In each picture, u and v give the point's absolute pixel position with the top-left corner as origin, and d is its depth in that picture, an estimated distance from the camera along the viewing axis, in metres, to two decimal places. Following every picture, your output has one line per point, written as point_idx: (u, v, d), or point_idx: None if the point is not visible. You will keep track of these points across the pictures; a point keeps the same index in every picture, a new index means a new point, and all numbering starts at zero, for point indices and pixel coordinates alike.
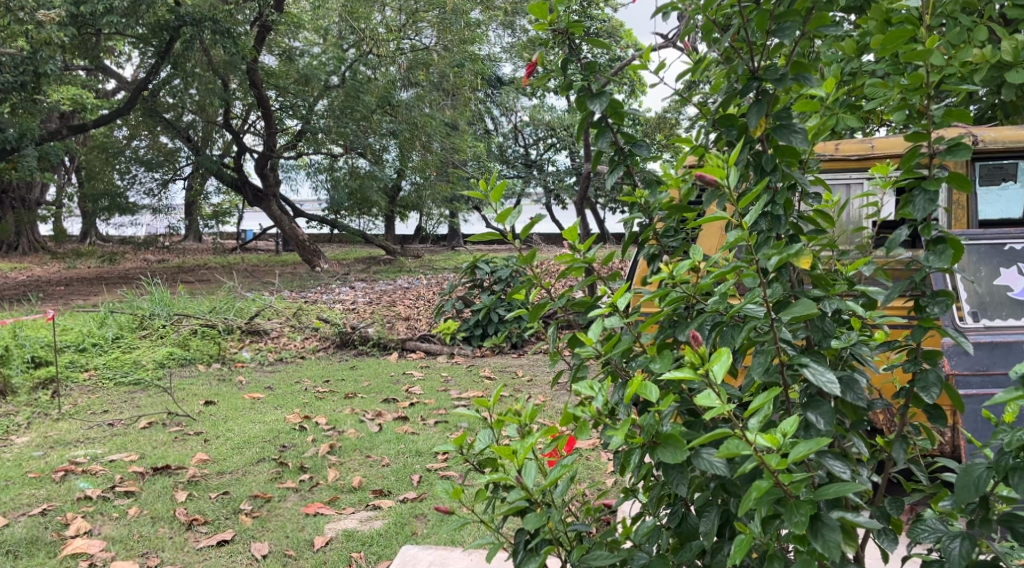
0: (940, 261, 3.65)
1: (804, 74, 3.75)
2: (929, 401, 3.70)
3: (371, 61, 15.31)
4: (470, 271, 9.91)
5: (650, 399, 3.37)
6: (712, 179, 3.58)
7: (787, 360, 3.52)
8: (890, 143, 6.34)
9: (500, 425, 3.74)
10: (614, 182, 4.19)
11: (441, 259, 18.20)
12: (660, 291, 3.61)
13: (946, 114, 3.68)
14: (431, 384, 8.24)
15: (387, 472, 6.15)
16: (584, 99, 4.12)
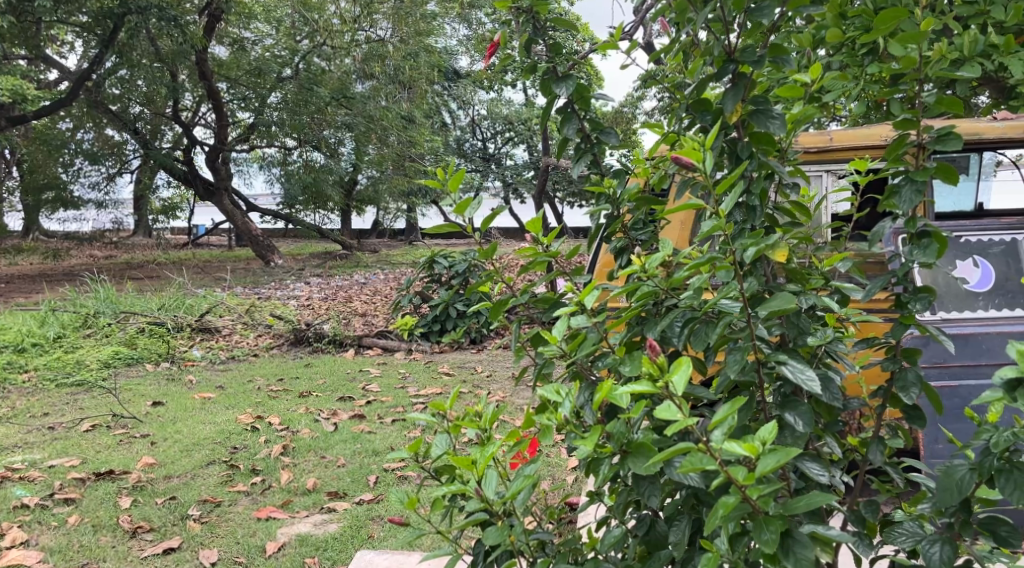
0: (926, 255, 3.86)
1: (781, 57, 3.76)
2: (907, 401, 3.86)
3: (324, 52, 15.13)
4: (427, 266, 9.74)
5: (617, 404, 3.25)
6: (689, 162, 3.49)
7: (763, 358, 3.42)
8: (850, 135, 6.31)
9: (458, 430, 3.57)
10: (581, 171, 4.10)
11: (394, 255, 17.91)
12: (630, 285, 3.49)
13: (939, 103, 3.90)
14: (388, 381, 8.09)
15: (343, 473, 5.99)
16: (550, 83, 4.05)
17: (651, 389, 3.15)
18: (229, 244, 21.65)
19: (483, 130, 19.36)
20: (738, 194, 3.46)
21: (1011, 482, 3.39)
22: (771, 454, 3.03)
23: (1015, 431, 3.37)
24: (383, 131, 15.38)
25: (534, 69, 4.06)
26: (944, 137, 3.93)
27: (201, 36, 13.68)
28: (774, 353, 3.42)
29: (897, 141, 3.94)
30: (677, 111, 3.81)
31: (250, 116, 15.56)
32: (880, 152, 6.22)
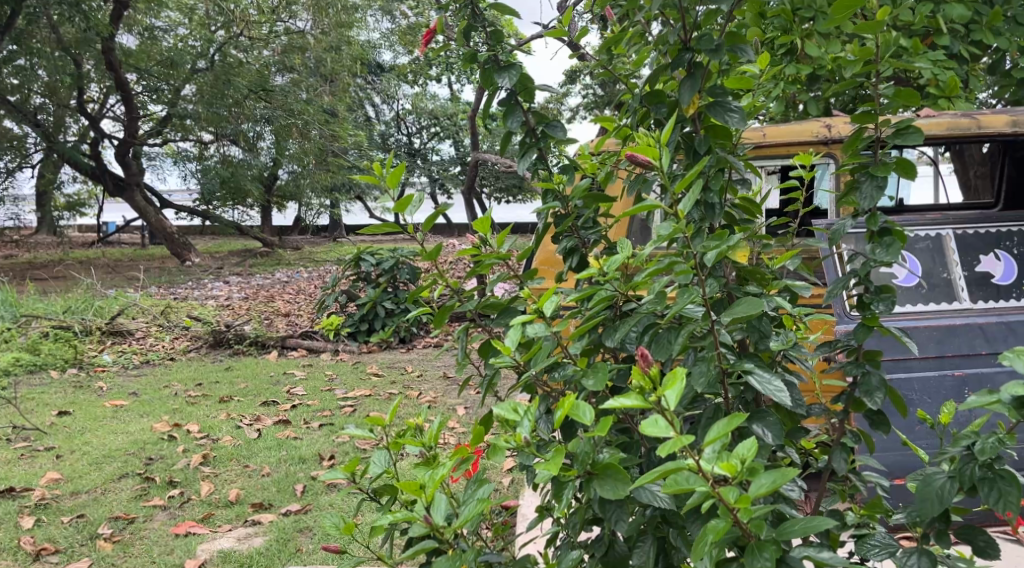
0: (887, 254, 3.87)
1: (739, 45, 3.73)
2: (872, 406, 3.80)
3: (242, 43, 14.51)
4: (353, 263, 9.35)
5: (582, 420, 3.11)
6: (645, 161, 3.48)
7: (729, 369, 3.35)
8: (784, 130, 6.10)
9: (397, 447, 3.36)
10: (524, 168, 4.06)
11: (320, 255, 16.68)
12: (589, 290, 3.39)
13: (896, 96, 3.87)
14: (315, 383, 7.72)
15: (268, 482, 5.61)
16: (491, 74, 4.05)
17: (641, 403, 3.01)
18: (142, 242, 20.85)
19: (410, 124, 18.39)
20: (696, 193, 3.37)
21: (994, 490, 3.52)
22: (763, 476, 2.96)
23: (999, 437, 3.53)
24: (304, 125, 14.38)
25: (475, 59, 4.03)
26: (903, 132, 3.88)
27: (107, 24, 13.04)
28: (739, 362, 3.34)
29: (856, 133, 3.94)
30: (630, 103, 3.84)
31: (163, 109, 14.95)
32: (815, 147, 6.06)
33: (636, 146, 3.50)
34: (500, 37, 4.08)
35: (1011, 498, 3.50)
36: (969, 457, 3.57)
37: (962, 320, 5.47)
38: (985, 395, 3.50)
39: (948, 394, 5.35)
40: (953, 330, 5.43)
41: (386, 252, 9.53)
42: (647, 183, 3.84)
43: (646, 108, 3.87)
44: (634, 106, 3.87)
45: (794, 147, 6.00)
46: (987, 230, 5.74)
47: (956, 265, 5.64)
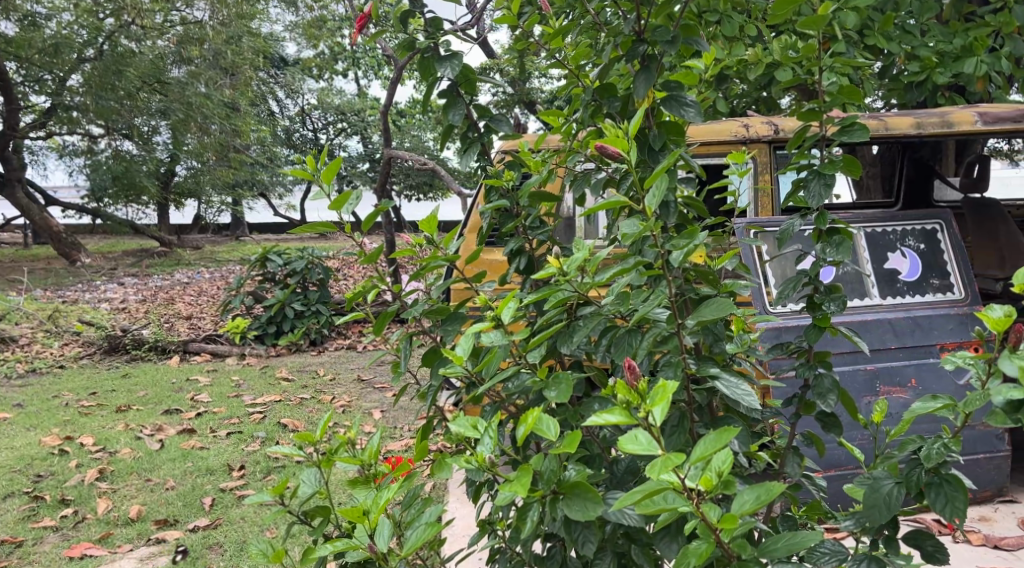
0: (836, 253, 3.77)
1: (693, 38, 3.64)
2: (825, 409, 3.64)
3: (133, 32, 13.08)
4: (259, 263, 8.86)
5: (547, 434, 2.99)
6: (613, 152, 3.29)
7: (694, 372, 3.22)
8: (706, 130, 5.86)
9: (329, 464, 3.17)
10: (468, 164, 3.92)
11: (221, 255, 16.01)
12: (547, 291, 3.20)
13: (841, 93, 3.77)
14: (220, 389, 7.26)
15: (173, 496, 5.17)
16: (429, 64, 3.83)
17: (625, 419, 2.87)
18: (24, 243, 19.76)
19: (315, 118, 17.13)
20: (665, 186, 3.22)
21: (941, 496, 3.31)
22: (747, 493, 2.92)
23: (945, 441, 3.31)
24: (204, 120, 13.75)
25: (413, 48, 3.81)
26: (848, 129, 3.79)
27: None
28: (705, 366, 3.22)
29: (800, 130, 3.83)
30: (583, 96, 3.70)
31: (47, 101, 14.02)
32: (737, 148, 5.82)
33: (606, 137, 3.32)
34: (439, 23, 3.87)
35: (959, 504, 3.28)
36: (916, 462, 3.35)
37: (873, 315, 5.49)
38: (928, 400, 3.30)
39: (863, 388, 5.39)
40: (866, 325, 5.46)
41: (294, 253, 8.98)
42: (594, 182, 3.69)
43: (597, 103, 3.75)
44: (586, 100, 3.74)
45: (733, 146, 5.76)
46: (890, 229, 5.67)
47: (865, 261, 5.61)
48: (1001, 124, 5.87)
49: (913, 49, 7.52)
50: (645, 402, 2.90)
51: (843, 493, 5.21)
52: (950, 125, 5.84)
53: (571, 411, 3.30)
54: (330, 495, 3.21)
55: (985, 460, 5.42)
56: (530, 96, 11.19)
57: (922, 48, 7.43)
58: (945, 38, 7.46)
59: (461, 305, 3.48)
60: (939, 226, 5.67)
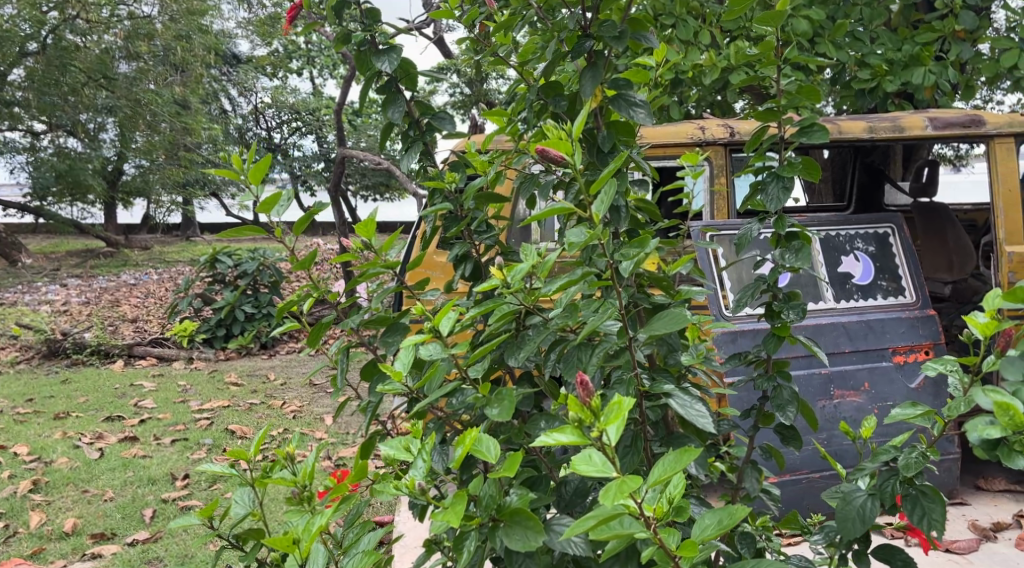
0: (795, 259, 3.61)
1: (642, 33, 3.45)
2: (785, 422, 3.50)
3: (78, 27, 12.66)
4: (208, 265, 8.61)
5: (486, 455, 2.83)
6: (557, 156, 3.08)
7: (647, 390, 3.03)
8: (660, 132, 5.71)
9: (262, 485, 2.99)
10: (411, 163, 3.71)
11: (172, 255, 15.66)
12: (491, 304, 3.03)
13: (795, 94, 3.64)
14: (166, 395, 7.02)
15: (111, 508, 4.93)
16: (367, 58, 3.63)
17: (577, 439, 2.69)
18: None
19: (268, 118, 16.94)
20: (613, 192, 3.01)
21: (917, 506, 3.19)
22: (708, 515, 2.81)
23: (922, 451, 3.17)
24: (154, 116, 13.27)
25: (348, 41, 3.62)
26: (807, 130, 3.66)
27: None
28: (657, 384, 3.04)
29: (758, 131, 3.71)
30: (528, 95, 3.52)
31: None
32: (692, 151, 5.70)
33: (548, 139, 3.11)
34: (376, 16, 3.69)
35: (936, 515, 3.16)
36: (891, 473, 3.21)
37: (827, 319, 5.40)
38: (908, 408, 3.14)
39: (817, 391, 5.31)
40: (820, 329, 5.36)
41: (243, 253, 8.92)
42: (543, 185, 3.53)
43: (543, 102, 3.57)
44: (531, 98, 3.55)
45: (687, 148, 5.62)
46: (842, 231, 5.60)
47: (820, 265, 5.51)
48: (951, 129, 5.81)
49: (862, 57, 7.49)
50: (599, 421, 2.71)
51: (801, 501, 5.10)
52: (902, 130, 5.77)
53: (516, 429, 3.14)
54: (263, 517, 3.02)
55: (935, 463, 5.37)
56: (488, 94, 10.93)
57: (871, 56, 7.41)
58: (893, 47, 7.46)
59: (403, 314, 3.31)
60: (891, 230, 5.62)
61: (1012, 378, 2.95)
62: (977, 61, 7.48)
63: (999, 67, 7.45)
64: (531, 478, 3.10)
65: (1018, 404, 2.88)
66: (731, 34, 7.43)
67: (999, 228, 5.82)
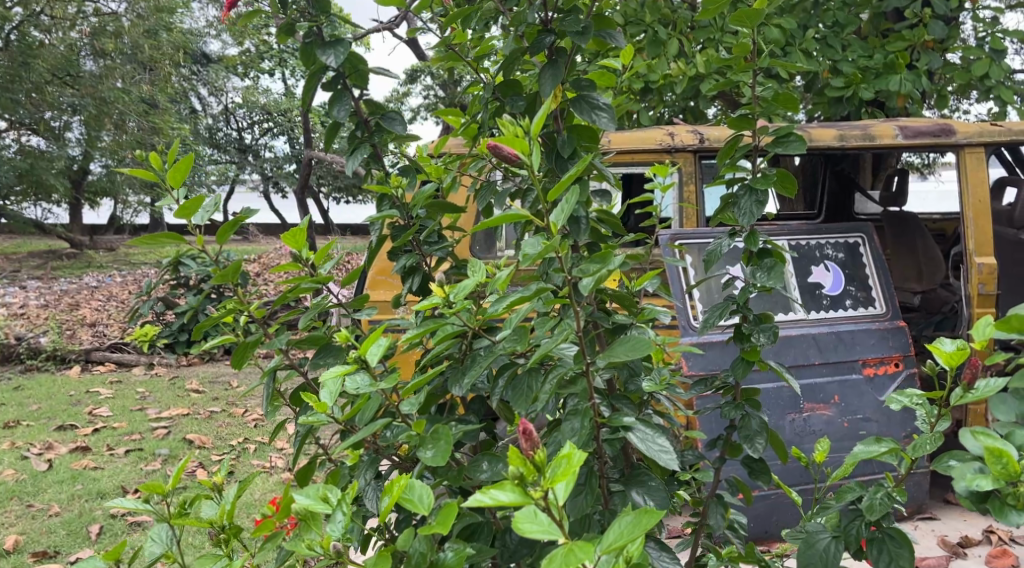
0: (768, 278, 3.48)
1: (606, 30, 3.33)
2: (753, 454, 3.38)
3: (43, 22, 12.38)
4: (171, 268, 8.43)
5: (413, 505, 2.71)
6: (511, 153, 2.90)
7: (605, 422, 2.90)
8: (629, 138, 5.62)
9: (180, 522, 2.88)
10: (356, 164, 3.57)
11: (138, 257, 15.38)
12: (434, 322, 2.92)
13: (773, 100, 3.50)
14: (123, 402, 6.85)
15: (56, 524, 4.78)
16: (312, 51, 3.50)
17: (519, 498, 2.53)
18: None
19: (239, 117, 16.78)
20: (573, 201, 2.86)
21: (884, 551, 3.09)
22: None
23: (889, 491, 3.06)
24: (120, 115, 12.81)
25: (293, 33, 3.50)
26: (784, 140, 3.53)
27: None
28: (617, 416, 2.90)
29: (732, 140, 3.57)
30: (482, 96, 3.40)
31: None
32: (661, 158, 5.59)
33: (501, 136, 2.92)
34: (326, 12, 3.57)
35: (903, 562, 3.06)
36: (856, 513, 3.11)
37: (797, 331, 5.30)
38: (871, 445, 3.05)
39: (787, 405, 5.20)
40: (790, 341, 5.26)
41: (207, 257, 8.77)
42: (499, 193, 3.41)
43: (499, 102, 3.44)
44: (485, 98, 3.44)
45: (655, 154, 5.51)
46: (812, 241, 5.53)
47: (789, 275, 5.42)
48: (922, 138, 5.74)
49: (834, 65, 7.44)
50: (543, 478, 2.57)
51: (769, 519, 5.00)
52: (873, 138, 5.69)
53: (456, 471, 2.98)
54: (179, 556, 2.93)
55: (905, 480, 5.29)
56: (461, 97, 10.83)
57: (843, 64, 7.36)
58: (865, 54, 7.41)
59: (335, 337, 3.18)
60: (861, 240, 5.56)
61: (1003, 420, 2.80)
62: (947, 70, 7.44)
63: (970, 76, 7.41)
64: (473, 524, 2.98)
65: (1012, 450, 2.72)
66: (701, 41, 7.37)
67: (968, 240, 5.74)
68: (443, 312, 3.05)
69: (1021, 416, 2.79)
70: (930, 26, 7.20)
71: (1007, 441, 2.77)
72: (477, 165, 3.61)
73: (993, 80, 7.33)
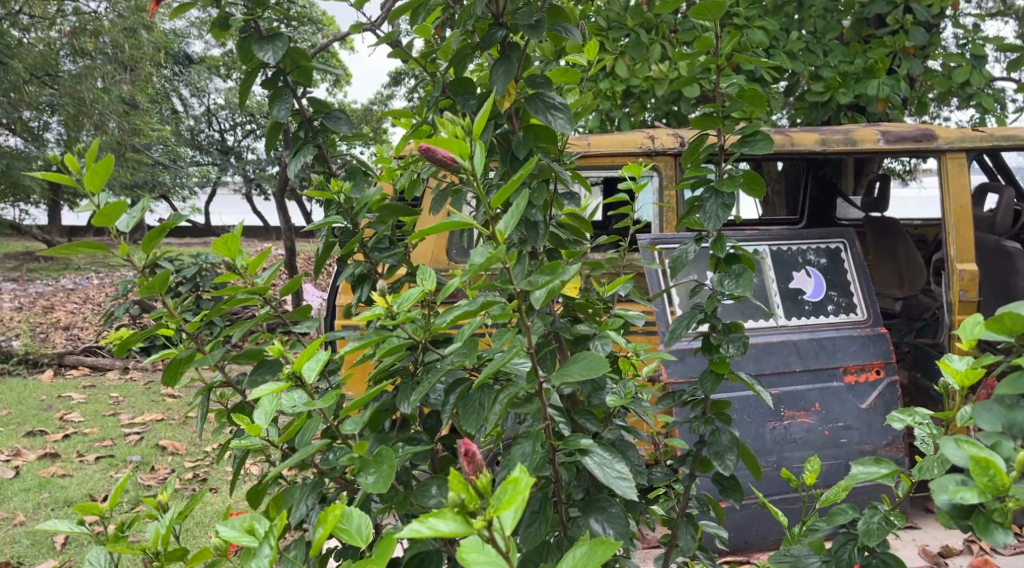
0: (736, 285, 3.42)
1: (561, 24, 3.24)
2: (724, 471, 3.31)
3: (22, 22, 12.21)
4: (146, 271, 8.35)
5: (350, 534, 2.68)
6: (446, 156, 2.82)
7: (562, 444, 2.85)
8: (609, 140, 5.54)
9: (119, 543, 2.80)
10: (299, 165, 3.56)
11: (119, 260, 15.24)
12: (376, 338, 2.89)
13: (738, 98, 3.44)
14: (95, 407, 6.76)
15: (21, 534, 4.71)
16: (249, 46, 3.54)
17: (461, 528, 2.46)
18: None
19: (222, 118, 16.68)
20: (520, 208, 2.78)
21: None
22: None
23: (886, 515, 3.00)
24: (101, 116, 12.39)
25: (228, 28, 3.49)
26: (750, 139, 3.47)
27: None
28: (573, 438, 2.85)
29: (696, 141, 3.53)
30: (432, 95, 3.33)
31: None
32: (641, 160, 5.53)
33: (436, 137, 2.84)
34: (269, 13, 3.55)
35: None
36: (848, 537, 3.05)
37: (777, 337, 5.25)
38: (872, 466, 2.98)
39: (767, 412, 5.14)
40: (770, 347, 5.21)
41: (183, 259, 8.68)
42: (458, 195, 3.37)
43: (450, 99, 3.37)
44: (437, 95, 3.37)
45: (632, 156, 5.45)
46: (793, 246, 5.47)
47: (770, 280, 5.37)
48: (903, 143, 5.68)
49: (815, 70, 7.43)
50: (488, 506, 2.48)
51: (748, 528, 4.94)
52: (855, 143, 5.63)
53: (402, 496, 2.97)
54: None
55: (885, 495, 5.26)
56: None
57: (824, 69, 7.36)
58: (846, 60, 7.40)
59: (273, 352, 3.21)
60: (843, 245, 5.49)
61: (987, 430, 2.76)
62: (927, 76, 7.42)
63: (951, 83, 7.38)
64: (423, 552, 2.90)
65: (1000, 461, 2.65)
66: (684, 45, 7.36)
67: (950, 245, 5.71)
68: (386, 325, 3.01)
69: (1007, 426, 2.75)
70: (911, 32, 7.18)
71: (992, 451, 2.72)
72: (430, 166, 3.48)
73: (974, 86, 7.32)
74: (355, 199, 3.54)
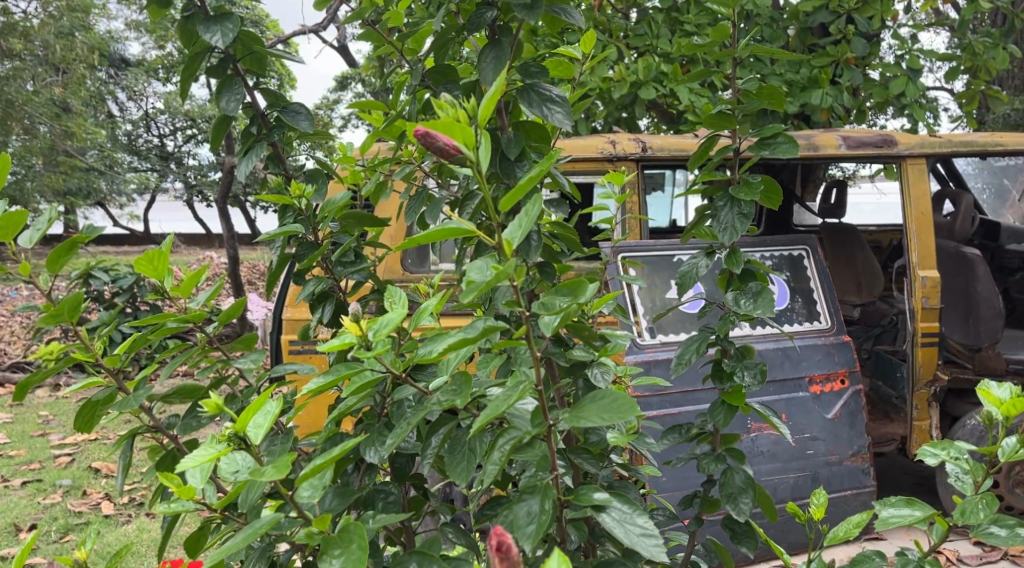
0: (751, 303, 3.11)
1: (559, 6, 2.96)
2: (740, 516, 3.05)
3: None
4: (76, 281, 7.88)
5: None
6: (449, 144, 2.50)
7: (570, 499, 2.62)
8: (576, 144, 5.27)
9: None
10: (251, 166, 3.21)
11: None
12: (349, 372, 2.60)
13: (758, 94, 3.19)
14: (23, 428, 6.33)
15: None
16: (193, 28, 3.22)
17: None
18: None
19: (160, 122, 16.10)
20: (529, 218, 2.53)
21: None
22: None
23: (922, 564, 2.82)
24: (31, 119, 11.72)
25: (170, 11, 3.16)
26: (771, 141, 3.23)
27: None
28: (586, 493, 2.62)
29: (708, 143, 3.25)
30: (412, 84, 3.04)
31: None
32: (605, 166, 5.25)
33: (436, 124, 2.51)
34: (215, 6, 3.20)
35: None
36: None
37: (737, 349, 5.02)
38: (905, 508, 2.84)
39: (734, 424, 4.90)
40: None
41: (117, 266, 8.22)
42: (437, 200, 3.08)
43: (430, 89, 3.10)
44: (416, 84, 3.08)
45: (605, 161, 5.17)
46: (758, 255, 5.21)
47: None
48: (864, 149, 5.50)
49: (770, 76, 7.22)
50: None
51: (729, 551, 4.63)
52: (817, 148, 5.42)
53: None
54: None
55: (851, 497, 4.99)
56: None
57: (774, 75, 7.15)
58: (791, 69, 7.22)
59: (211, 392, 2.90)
60: (805, 252, 5.26)
61: None
62: (866, 86, 7.26)
63: (886, 94, 7.21)
64: None
65: None
66: (642, 48, 7.14)
67: (912, 252, 5.49)
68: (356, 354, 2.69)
69: None
70: (851, 42, 7.02)
71: None
72: (404, 168, 3.26)
73: (907, 98, 7.14)
74: (315, 206, 3.21)
